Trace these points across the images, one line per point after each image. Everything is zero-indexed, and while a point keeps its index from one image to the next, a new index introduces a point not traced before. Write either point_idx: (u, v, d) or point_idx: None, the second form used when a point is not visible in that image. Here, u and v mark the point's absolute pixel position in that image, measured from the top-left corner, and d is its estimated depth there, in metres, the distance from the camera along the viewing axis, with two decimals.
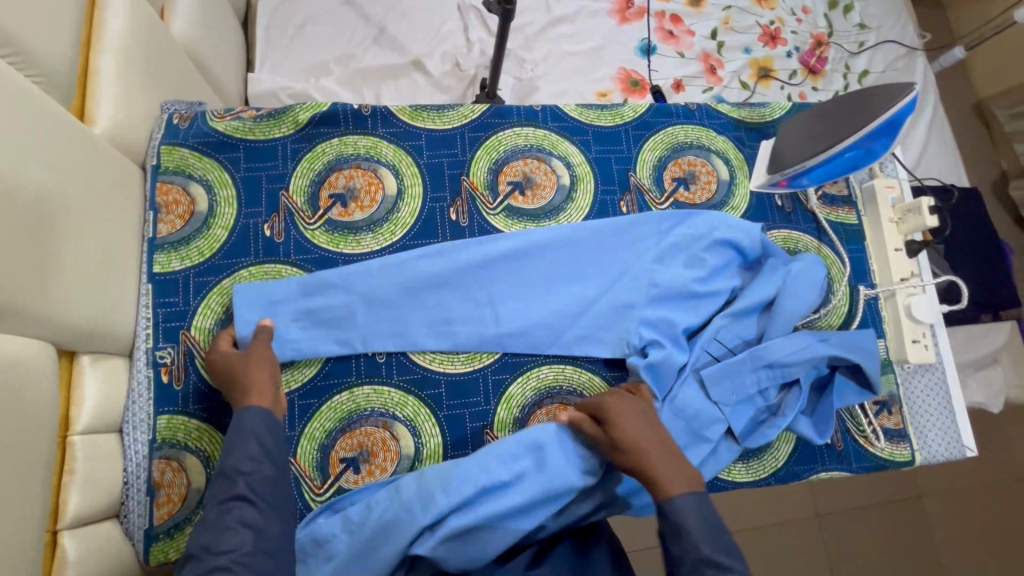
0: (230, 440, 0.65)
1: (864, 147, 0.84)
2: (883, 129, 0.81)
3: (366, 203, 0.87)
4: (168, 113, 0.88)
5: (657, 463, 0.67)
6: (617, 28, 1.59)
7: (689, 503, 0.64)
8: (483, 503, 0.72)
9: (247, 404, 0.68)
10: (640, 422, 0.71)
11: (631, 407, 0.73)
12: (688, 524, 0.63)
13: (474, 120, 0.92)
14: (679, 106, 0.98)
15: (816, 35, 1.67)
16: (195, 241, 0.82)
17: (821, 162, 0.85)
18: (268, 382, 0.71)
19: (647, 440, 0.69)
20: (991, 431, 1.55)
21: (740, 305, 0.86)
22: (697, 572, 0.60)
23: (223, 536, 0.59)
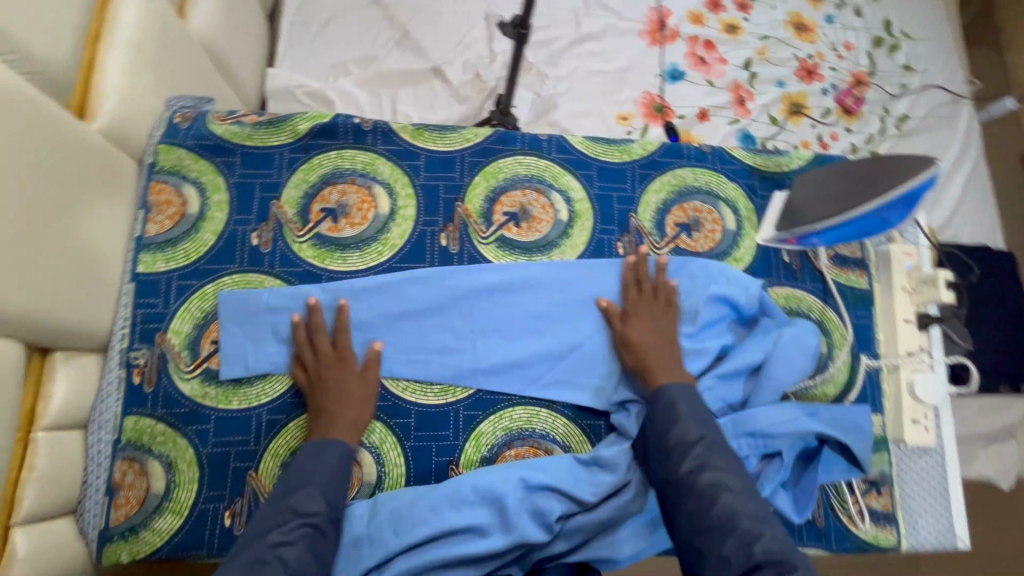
0: (310, 462, 0.72)
1: (882, 218, 0.79)
2: (902, 202, 0.76)
3: (356, 219, 0.85)
4: (172, 112, 0.86)
5: (656, 360, 0.79)
6: (646, 50, 1.54)
7: (681, 389, 0.76)
8: (432, 549, 0.72)
9: (336, 437, 0.74)
10: (654, 325, 0.82)
11: (648, 313, 0.83)
12: (677, 402, 0.75)
13: (476, 145, 0.90)
14: (692, 148, 0.94)
15: (857, 73, 1.60)
16: (182, 243, 0.82)
17: (834, 227, 0.80)
18: (358, 421, 0.76)
19: (651, 340, 0.81)
20: (1000, 504, 1.47)
21: (726, 365, 0.82)
22: (680, 432, 0.72)
23: (293, 553, 0.63)
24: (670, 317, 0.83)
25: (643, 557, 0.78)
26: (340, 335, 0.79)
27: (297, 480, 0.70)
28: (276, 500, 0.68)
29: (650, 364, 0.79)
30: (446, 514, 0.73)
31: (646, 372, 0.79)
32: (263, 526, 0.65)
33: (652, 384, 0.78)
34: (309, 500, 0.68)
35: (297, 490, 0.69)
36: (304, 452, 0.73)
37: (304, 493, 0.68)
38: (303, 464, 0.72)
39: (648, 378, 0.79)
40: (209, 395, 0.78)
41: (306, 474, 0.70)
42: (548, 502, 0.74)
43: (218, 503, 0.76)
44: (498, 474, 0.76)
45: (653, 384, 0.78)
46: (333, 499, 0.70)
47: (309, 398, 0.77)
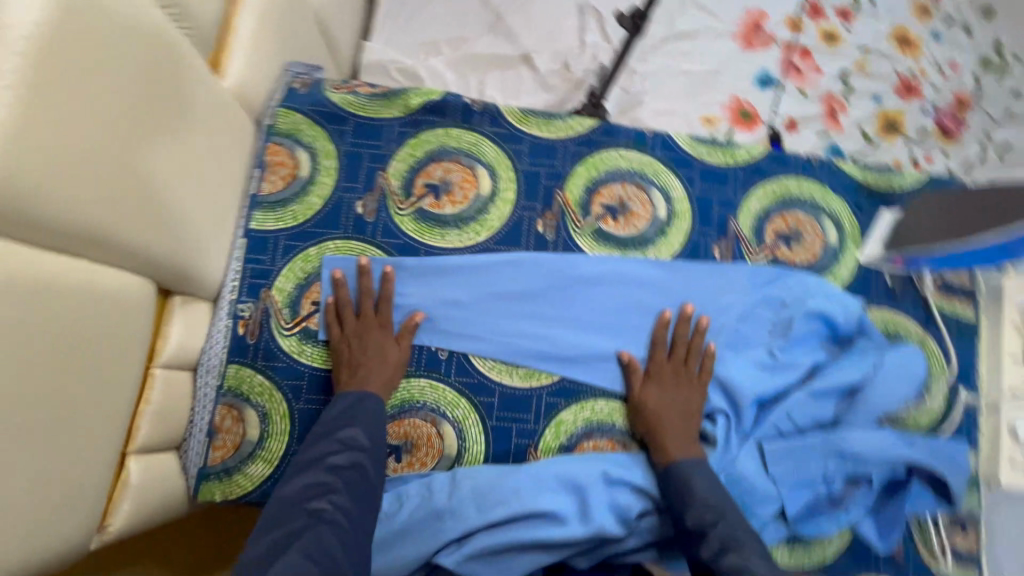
0: (349, 408, 0.75)
1: (1008, 252, 0.76)
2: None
3: (458, 198, 0.87)
4: (290, 76, 0.90)
5: (671, 433, 0.78)
6: (739, 53, 1.50)
7: (691, 465, 0.75)
8: (512, 529, 0.73)
9: (370, 393, 0.77)
10: (676, 393, 0.80)
11: (672, 382, 0.81)
12: (692, 479, 0.73)
13: (581, 135, 0.89)
14: (798, 157, 0.92)
15: (959, 95, 1.52)
16: (292, 205, 0.85)
17: (947, 254, 0.79)
18: (389, 379, 0.79)
19: (668, 411, 0.79)
20: None
21: (820, 383, 0.80)
22: (698, 512, 0.70)
23: (337, 467, 0.69)
24: (695, 391, 0.81)
25: None
26: (382, 303, 0.82)
27: (344, 416, 0.74)
28: (324, 432, 0.73)
29: (664, 432, 0.78)
30: (528, 497, 0.74)
31: (659, 444, 0.77)
32: (320, 453, 0.70)
33: (661, 458, 0.77)
34: (356, 438, 0.72)
35: (338, 417, 0.74)
36: (337, 400, 0.76)
37: (351, 428, 0.73)
38: (340, 409, 0.75)
39: (660, 450, 0.77)
40: (306, 353, 0.81)
41: (350, 414, 0.74)
42: (628, 498, 0.76)
43: None
44: (581, 464, 0.77)
45: (664, 456, 0.77)
46: (376, 433, 0.74)
47: (341, 357, 0.79)
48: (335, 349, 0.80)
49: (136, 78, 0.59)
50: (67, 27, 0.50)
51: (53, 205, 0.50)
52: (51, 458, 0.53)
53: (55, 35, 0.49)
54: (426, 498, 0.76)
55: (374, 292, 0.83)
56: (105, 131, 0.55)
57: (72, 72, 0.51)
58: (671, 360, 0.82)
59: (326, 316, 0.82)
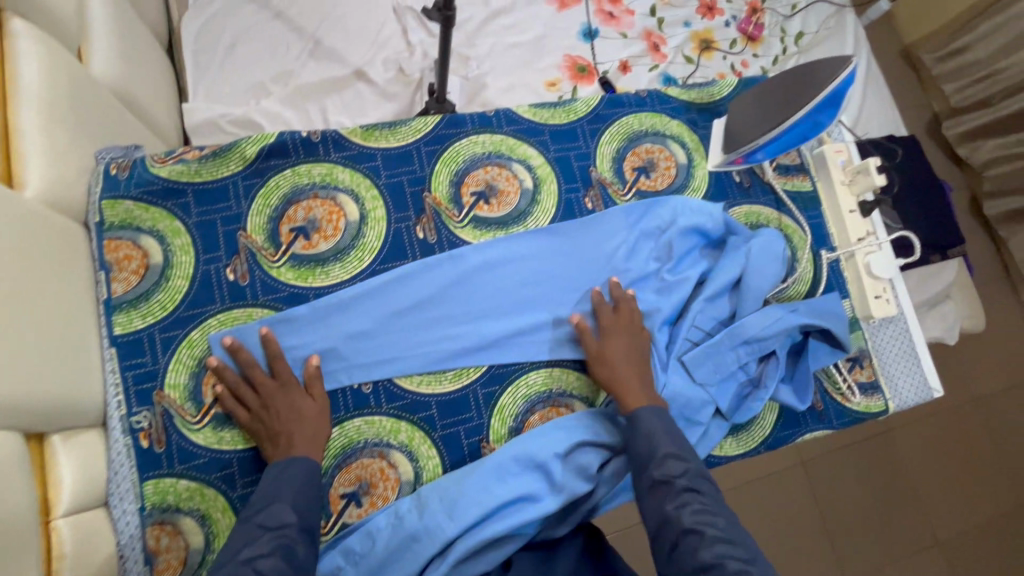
0: (275, 481, 0.70)
1: (818, 118, 0.87)
2: (826, 103, 0.84)
3: (329, 232, 0.85)
4: (104, 163, 0.83)
5: (630, 381, 0.81)
6: (557, 15, 1.57)
7: (649, 412, 0.77)
8: (487, 527, 0.74)
9: (299, 457, 0.72)
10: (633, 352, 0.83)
11: (624, 335, 0.84)
12: (653, 424, 0.76)
13: (429, 134, 0.90)
14: (631, 96, 0.98)
15: (750, 2, 1.72)
16: (155, 295, 0.78)
17: (774, 139, 0.88)
18: (315, 436, 0.75)
19: (622, 363, 0.82)
20: (948, 361, 1.66)
21: (710, 288, 0.88)
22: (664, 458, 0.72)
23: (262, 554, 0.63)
24: (645, 340, 0.84)
25: None
26: (277, 363, 0.77)
27: (268, 492, 0.69)
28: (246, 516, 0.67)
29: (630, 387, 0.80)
30: (495, 488, 0.76)
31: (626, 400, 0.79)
32: (237, 546, 0.63)
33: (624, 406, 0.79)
34: (282, 515, 0.67)
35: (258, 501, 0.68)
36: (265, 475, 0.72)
37: (272, 508, 0.67)
38: (267, 485, 0.70)
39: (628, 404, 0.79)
40: (226, 439, 0.76)
41: (276, 488, 0.69)
42: (587, 457, 0.79)
43: None
44: (534, 443, 0.79)
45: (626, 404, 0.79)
46: (301, 507, 0.69)
47: (258, 430, 0.75)
48: (248, 426, 0.75)
49: None
50: None
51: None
52: None
53: None
54: (398, 526, 0.75)
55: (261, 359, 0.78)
56: None
57: None
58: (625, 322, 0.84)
59: (225, 396, 0.76)
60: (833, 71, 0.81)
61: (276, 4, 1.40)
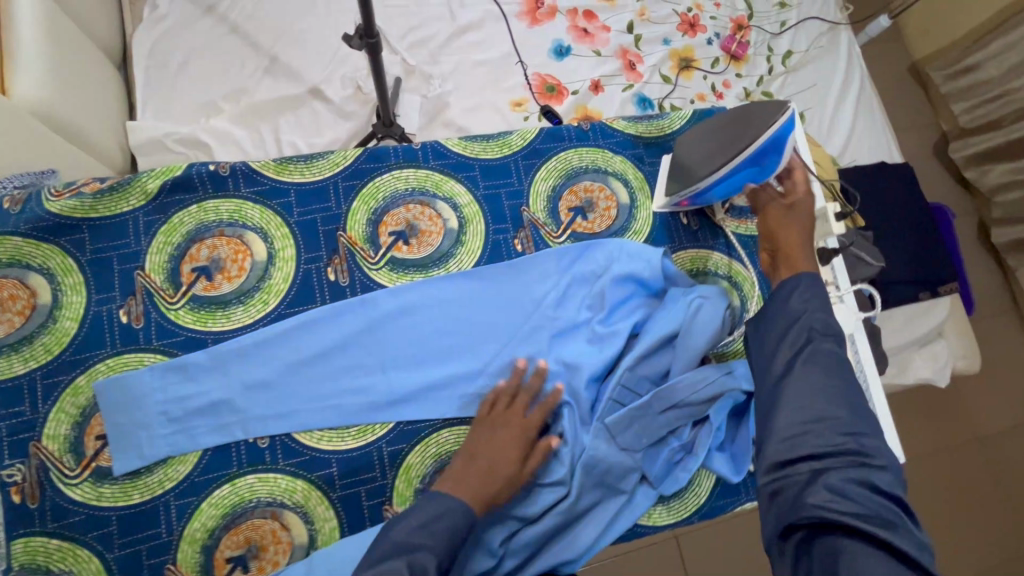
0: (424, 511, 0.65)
1: (763, 165, 0.79)
2: (768, 149, 0.77)
3: (233, 272, 0.80)
4: (2, 194, 0.77)
5: (795, 245, 0.76)
6: (528, 31, 1.51)
7: (805, 280, 0.71)
8: None
9: (455, 495, 0.68)
10: (794, 218, 0.78)
11: (796, 207, 0.80)
12: (792, 292, 0.71)
13: (347, 168, 0.85)
14: (572, 129, 0.92)
15: (736, 19, 1.64)
16: (40, 337, 0.74)
17: (718, 183, 0.81)
18: (486, 487, 0.70)
19: (795, 227, 0.78)
20: (944, 400, 1.54)
21: (643, 343, 0.81)
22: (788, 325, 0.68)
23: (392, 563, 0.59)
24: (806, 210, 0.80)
25: (600, 548, 0.77)
26: (534, 412, 0.77)
27: (421, 532, 0.64)
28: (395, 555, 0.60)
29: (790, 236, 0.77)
30: None
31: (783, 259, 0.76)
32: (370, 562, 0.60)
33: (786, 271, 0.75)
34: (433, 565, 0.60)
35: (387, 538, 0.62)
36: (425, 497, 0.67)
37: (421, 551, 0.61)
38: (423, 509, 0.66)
39: (785, 260, 0.76)
40: (105, 495, 0.72)
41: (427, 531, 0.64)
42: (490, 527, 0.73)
43: None
44: None
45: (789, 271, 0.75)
46: (445, 559, 0.63)
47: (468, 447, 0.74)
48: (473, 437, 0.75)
49: None
50: None
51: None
52: None
53: None
54: None
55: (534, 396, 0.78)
56: None
57: None
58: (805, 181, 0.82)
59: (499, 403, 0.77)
60: (771, 118, 0.75)
61: (233, 18, 1.36)
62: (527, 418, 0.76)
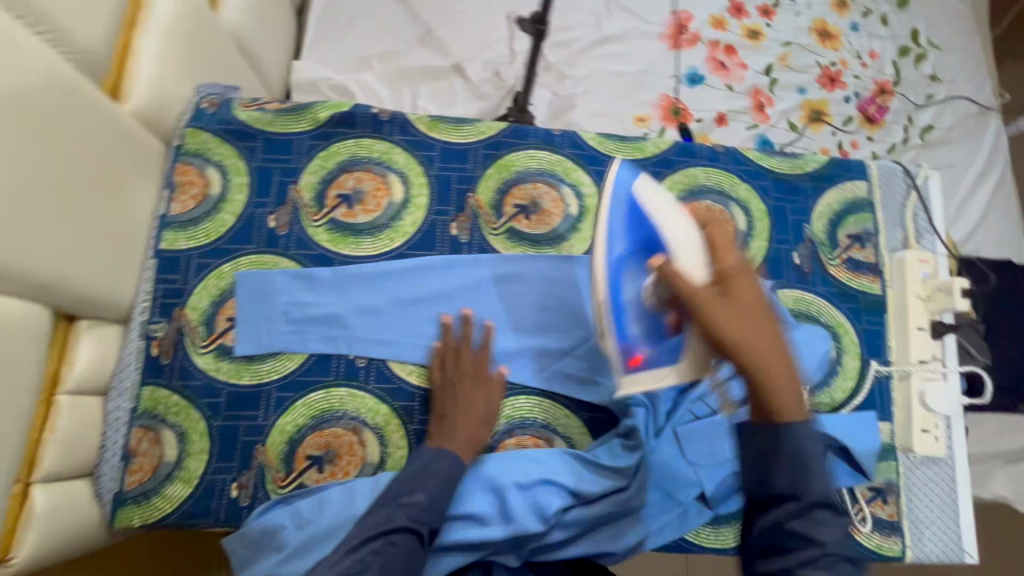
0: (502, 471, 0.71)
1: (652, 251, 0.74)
2: (631, 226, 0.76)
3: (371, 207, 0.87)
4: (200, 97, 0.90)
5: (773, 372, 0.66)
6: (668, 53, 1.54)
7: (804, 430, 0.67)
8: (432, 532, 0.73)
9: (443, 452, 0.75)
10: (757, 336, 0.66)
11: (748, 308, 0.67)
12: (804, 449, 0.67)
13: (490, 138, 0.91)
14: (705, 148, 0.94)
15: (880, 82, 1.60)
16: (203, 223, 0.85)
17: (608, 273, 0.77)
18: (470, 436, 0.77)
19: (765, 346, 0.67)
20: None
21: (730, 367, 0.83)
22: (789, 476, 0.67)
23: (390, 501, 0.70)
24: (756, 305, 0.68)
25: (640, 550, 0.78)
26: (483, 353, 0.81)
27: (413, 480, 0.73)
28: (370, 527, 0.69)
29: (765, 370, 0.67)
30: None
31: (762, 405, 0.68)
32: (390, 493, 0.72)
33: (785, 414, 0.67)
34: (419, 508, 0.71)
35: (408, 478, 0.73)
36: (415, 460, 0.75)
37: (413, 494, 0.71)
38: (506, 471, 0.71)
39: (774, 410, 0.67)
40: (222, 370, 0.81)
41: (420, 476, 0.73)
42: (547, 498, 0.75)
43: (225, 475, 0.78)
44: (501, 466, 0.76)
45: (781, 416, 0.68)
46: (439, 502, 0.72)
47: (438, 403, 0.79)
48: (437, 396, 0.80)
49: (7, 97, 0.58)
50: None
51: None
52: None
53: None
54: (346, 505, 0.76)
55: (455, 331, 0.84)
56: None
57: None
58: (723, 240, 0.70)
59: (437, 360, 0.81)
60: (610, 196, 0.77)
61: None
62: (472, 364, 0.81)
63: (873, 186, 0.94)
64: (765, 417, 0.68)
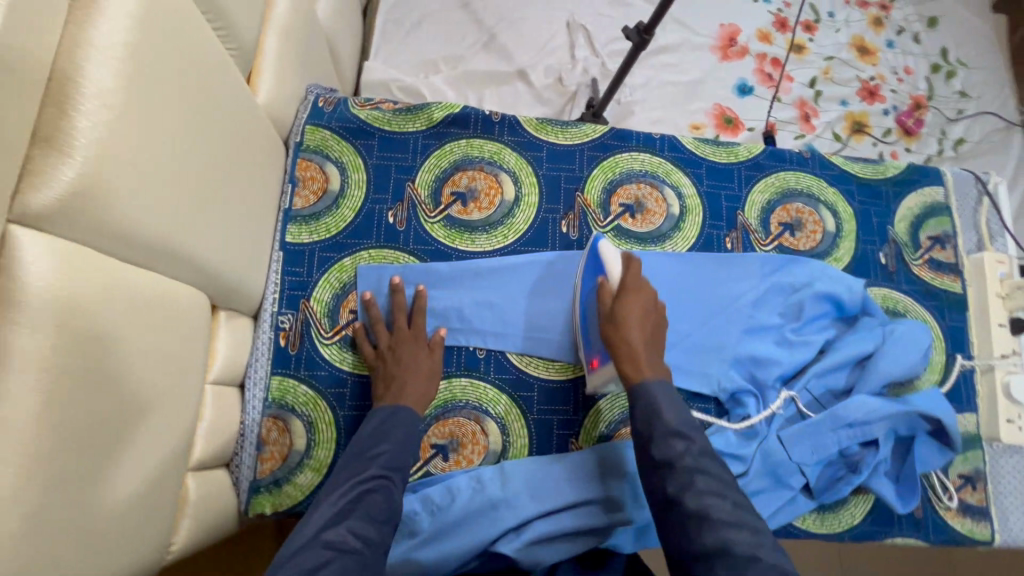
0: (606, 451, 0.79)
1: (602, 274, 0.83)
2: (591, 264, 0.85)
3: (484, 204, 0.91)
4: (313, 96, 0.93)
5: (642, 349, 0.73)
6: (718, 64, 1.60)
7: (658, 387, 0.70)
8: (566, 516, 0.77)
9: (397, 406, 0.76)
10: (642, 320, 0.75)
11: (637, 299, 0.76)
12: (659, 403, 0.69)
13: (595, 140, 0.95)
14: (794, 153, 0.99)
15: (915, 97, 1.68)
16: (324, 217, 0.87)
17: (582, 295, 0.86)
18: (421, 394, 0.79)
19: (633, 324, 0.74)
20: None
21: (831, 358, 0.87)
22: (664, 442, 0.66)
23: (371, 447, 0.72)
24: (647, 303, 0.76)
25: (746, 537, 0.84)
26: (416, 317, 0.84)
27: (381, 437, 0.73)
28: (344, 480, 0.69)
29: (633, 356, 0.72)
30: (574, 488, 0.79)
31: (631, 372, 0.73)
32: (369, 444, 0.72)
33: (631, 376, 0.72)
34: (389, 455, 0.71)
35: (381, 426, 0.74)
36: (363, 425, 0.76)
37: (383, 449, 0.72)
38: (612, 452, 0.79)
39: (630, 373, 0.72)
40: (347, 361, 0.83)
41: (384, 431, 0.74)
42: None
43: None
44: (626, 455, 0.81)
45: (633, 377, 0.72)
46: (405, 454, 0.73)
47: (377, 369, 0.80)
48: (371, 362, 0.81)
49: (198, 94, 0.61)
50: (147, 41, 0.52)
51: (127, 214, 0.50)
52: (128, 480, 0.53)
53: (138, 48, 0.50)
54: (477, 491, 0.78)
55: (407, 307, 0.85)
56: (178, 151, 0.57)
57: (147, 83, 0.52)
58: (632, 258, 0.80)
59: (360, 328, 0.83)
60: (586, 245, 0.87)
61: None
62: (409, 327, 0.83)
63: (949, 191, 1.01)
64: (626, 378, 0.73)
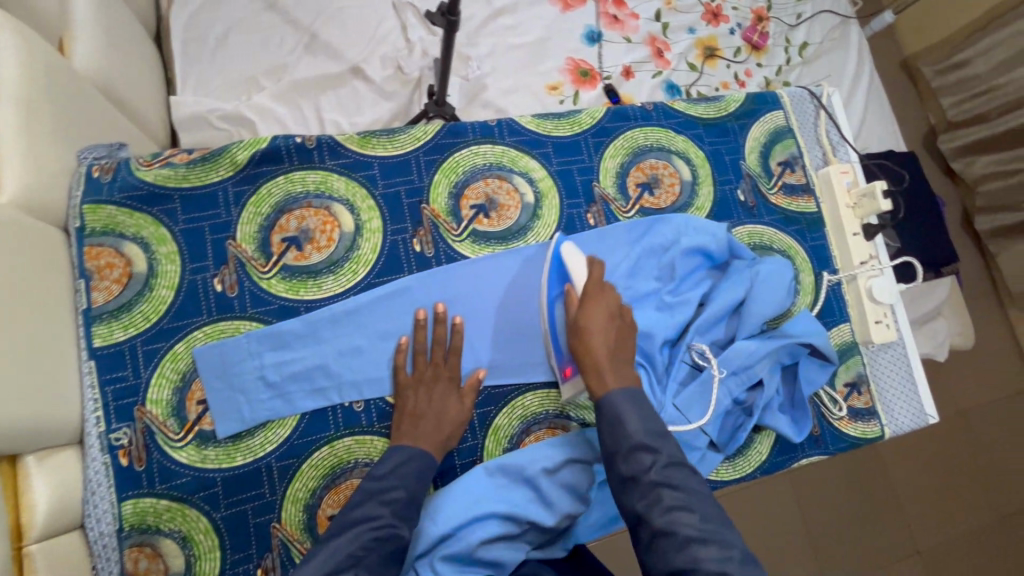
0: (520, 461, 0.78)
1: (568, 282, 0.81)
2: (556, 270, 0.82)
3: (322, 243, 0.82)
4: (86, 165, 0.77)
5: (603, 358, 0.72)
6: (562, 16, 1.54)
7: (623, 398, 0.69)
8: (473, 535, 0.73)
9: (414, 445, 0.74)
10: (602, 330, 0.74)
11: (605, 303, 0.76)
12: (624, 415, 0.68)
13: (428, 143, 0.87)
14: (636, 108, 0.96)
15: (756, 10, 1.69)
16: (138, 306, 0.75)
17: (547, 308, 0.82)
18: (444, 433, 0.76)
19: (598, 331, 0.74)
20: (964, 372, 1.60)
21: (710, 310, 0.88)
22: (630, 457, 0.65)
23: (384, 487, 0.70)
24: (610, 311, 0.76)
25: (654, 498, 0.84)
26: (456, 355, 0.80)
27: (392, 475, 0.71)
28: (352, 527, 0.66)
29: (596, 365, 0.72)
30: (476, 501, 0.76)
31: (595, 376, 0.72)
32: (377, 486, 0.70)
33: (595, 388, 0.72)
34: (402, 502, 0.69)
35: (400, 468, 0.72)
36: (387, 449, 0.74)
37: (395, 489, 0.70)
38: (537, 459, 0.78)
39: (594, 381, 0.72)
40: (209, 458, 0.74)
41: (398, 473, 0.72)
42: (572, 477, 0.80)
43: (247, 564, 0.73)
44: (524, 459, 0.79)
45: (596, 388, 0.72)
46: (418, 493, 0.72)
47: (405, 403, 0.77)
48: (401, 393, 0.78)
49: None
50: None
51: None
52: None
53: None
54: None
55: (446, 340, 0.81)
56: None
57: None
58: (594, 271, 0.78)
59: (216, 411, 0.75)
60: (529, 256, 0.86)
61: None
62: (450, 364, 0.80)
63: (788, 113, 1.02)
64: (590, 382, 0.72)
